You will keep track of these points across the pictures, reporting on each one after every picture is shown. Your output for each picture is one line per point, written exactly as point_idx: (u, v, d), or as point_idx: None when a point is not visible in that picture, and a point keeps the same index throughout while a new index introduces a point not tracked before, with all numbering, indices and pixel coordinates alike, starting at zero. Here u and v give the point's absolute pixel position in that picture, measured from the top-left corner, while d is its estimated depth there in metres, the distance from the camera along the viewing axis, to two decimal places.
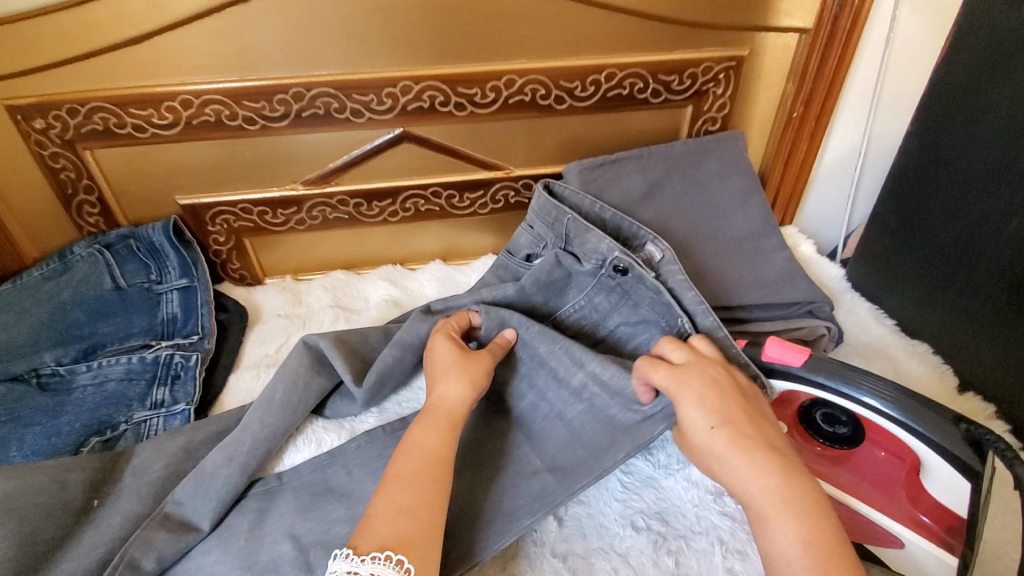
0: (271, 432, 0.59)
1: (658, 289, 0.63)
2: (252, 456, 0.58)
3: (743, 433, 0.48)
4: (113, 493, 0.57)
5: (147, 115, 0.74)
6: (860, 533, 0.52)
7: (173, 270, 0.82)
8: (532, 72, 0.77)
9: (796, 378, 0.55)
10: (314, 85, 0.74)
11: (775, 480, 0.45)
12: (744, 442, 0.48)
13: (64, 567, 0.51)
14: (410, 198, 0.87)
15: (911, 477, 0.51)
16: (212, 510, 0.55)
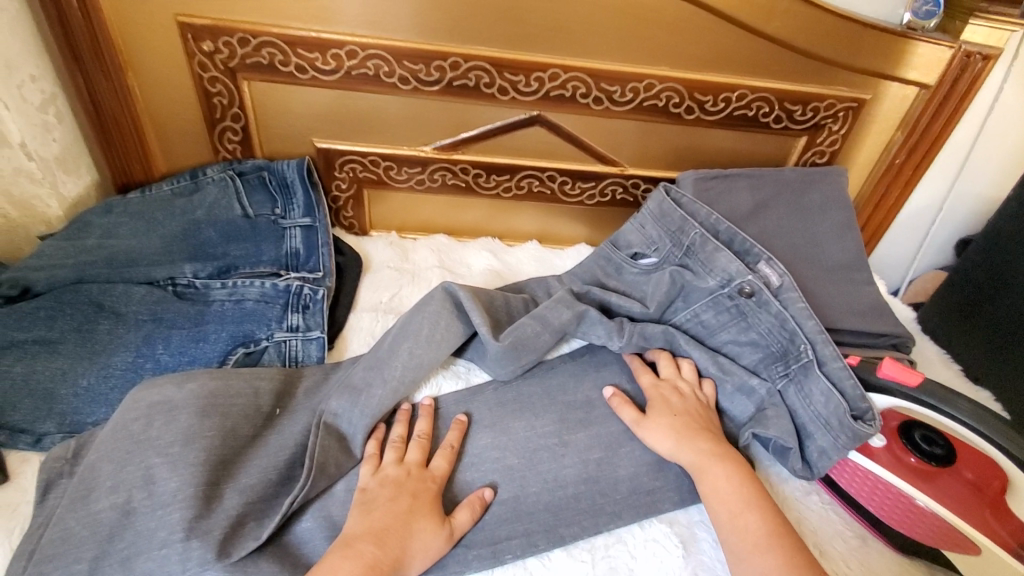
0: (418, 363, 0.66)
1: (783, 316, 0.68)
2: (403, 383, 0.64)
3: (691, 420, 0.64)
4: (292, 407, 0.62)
5: (311, 58, 0.78)
6: (942, 540, 0.57)
7: (298, 208, 0.86)
8: (672, 80, 0.82)
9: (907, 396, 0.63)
10: (471, 58, 0.79)
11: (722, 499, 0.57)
12: (693, 428, 0.63)
13: (259, 463, 0.56)
14: (526, 178, 0.92)
15: (999, 500, 0.58)
16: (367, 424, 0.61)
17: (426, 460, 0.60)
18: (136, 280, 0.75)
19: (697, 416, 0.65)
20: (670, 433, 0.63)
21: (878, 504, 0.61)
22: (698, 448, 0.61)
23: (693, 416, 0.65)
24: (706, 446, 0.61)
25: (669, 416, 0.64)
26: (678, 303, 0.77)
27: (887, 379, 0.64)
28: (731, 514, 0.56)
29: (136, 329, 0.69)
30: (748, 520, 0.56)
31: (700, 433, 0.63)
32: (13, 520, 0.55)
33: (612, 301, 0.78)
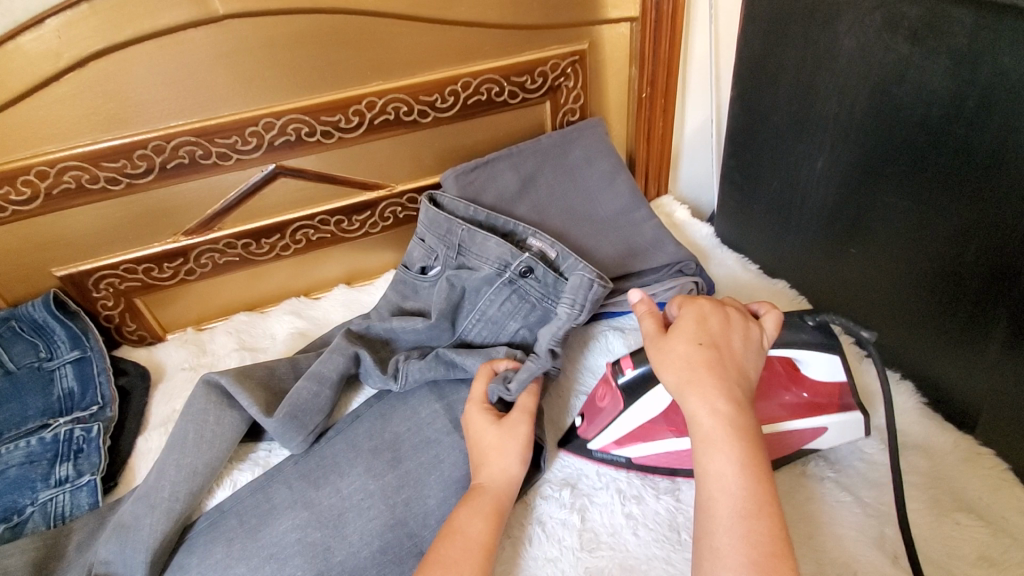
0: (190, 472, 0.62)
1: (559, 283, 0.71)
2: (177, 500, 0.60)
3: (723, 359, 0.49)
4: (58, 571, 0.58)
5: (2, 194, 0.72)
6: (798, 441, 0.61)
7: (63, 343, 0.80)
8: (391, 92, 0.80)
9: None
10: (173, 136, 0.74)
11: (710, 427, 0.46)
12: (724, 366, 0.49)
13: None
14: (300, 230, 0.88)
15: (790, 371, 0.61)
16: (143, 558, 0.57)
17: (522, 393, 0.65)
18: None
19: (734, 345, 0.51)
20: (691, 374, 0.48)
21: None
22: (712, 395, 0.47)
23: (734, 353, 0.51)
24: (727, 394, 0.47)
25: (690, 344, 0.50)
26: (466, 307, 0.76)
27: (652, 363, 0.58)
28: (720, 475, 0.44)
29: None
30: (740, 478, 0.44)
31: (727, 374, 0.48)
32: None
33: (398, 329, 0.76)
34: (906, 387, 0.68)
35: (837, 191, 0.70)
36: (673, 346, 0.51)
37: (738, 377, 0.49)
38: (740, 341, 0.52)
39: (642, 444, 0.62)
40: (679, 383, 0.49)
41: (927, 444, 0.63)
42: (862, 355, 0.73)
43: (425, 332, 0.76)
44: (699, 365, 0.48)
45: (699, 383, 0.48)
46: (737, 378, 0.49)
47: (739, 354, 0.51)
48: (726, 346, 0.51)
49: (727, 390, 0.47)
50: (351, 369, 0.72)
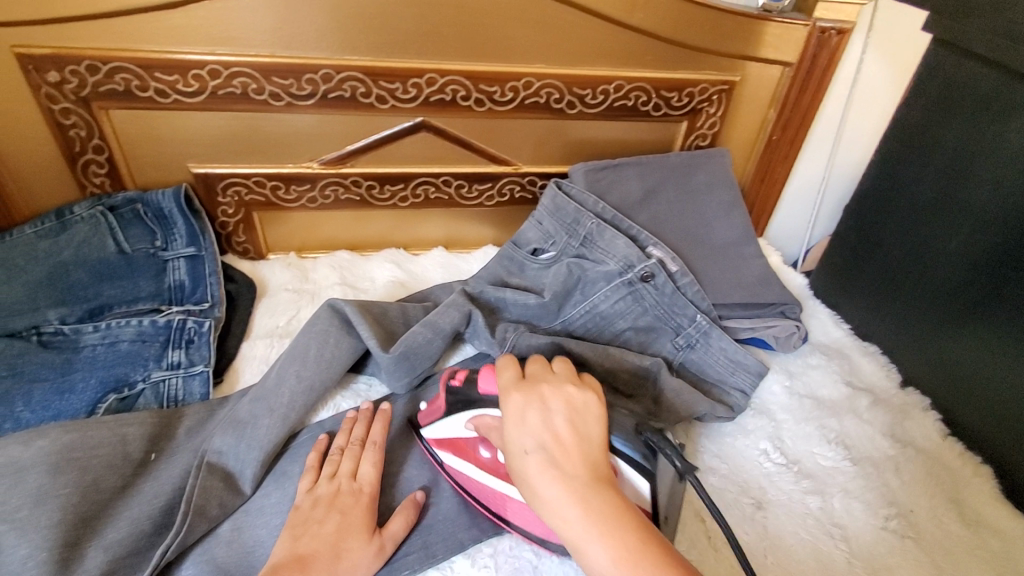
0: (308, 386, 0.64)
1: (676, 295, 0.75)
2: (292, 410, 0.62)
3: (554, 460, 0.49)
4: (169, 450, 0.60)
5: (172, 81, 0.74)
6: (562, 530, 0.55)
7: (180, 238, 0.81)
8: (549, 77, 0.83)
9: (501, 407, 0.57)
10: (343, 69, 0.77)
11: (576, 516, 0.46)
12: (551, 470, 0.48)
13: (128, 515, 0.54)
14: (421, 185, 0.90)
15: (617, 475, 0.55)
16: (257, 456, 0.59)
17: (357, 469, 0.59)
18: None
19: (531, 418, 0.52)
20: (540, 491, 0.48)
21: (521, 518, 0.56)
22: (549, 499, 0.47)
23: (557, 439, 0.50)
24: (568, 497, 0.47)
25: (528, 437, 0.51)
26: (577, 296, 0.78)
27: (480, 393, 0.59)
28: (601, 571, 0.44)
29: None
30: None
31: (564, 474, 0.48)
32: None
33: (510, 302, 0.78)
34: (986, 472, 0.70)
35: (961, 273, 0.74)
36: (513, 447, 0.51)
37: (569, 467, 0.49)
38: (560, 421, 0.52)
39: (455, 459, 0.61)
40: (535, 504, 0.49)
41: (1001, 528, 0.65)
42: (944, 432, 0.75)
43: (533, 312, 0.77)
44: (539, 483, 0.48)
45: (534, 475, 0.49)
46: (558, 459, 0.49)
47: (579, 436, 0.51)
48: (553, 441, 0.50)
49: (559, 489, 0.47)
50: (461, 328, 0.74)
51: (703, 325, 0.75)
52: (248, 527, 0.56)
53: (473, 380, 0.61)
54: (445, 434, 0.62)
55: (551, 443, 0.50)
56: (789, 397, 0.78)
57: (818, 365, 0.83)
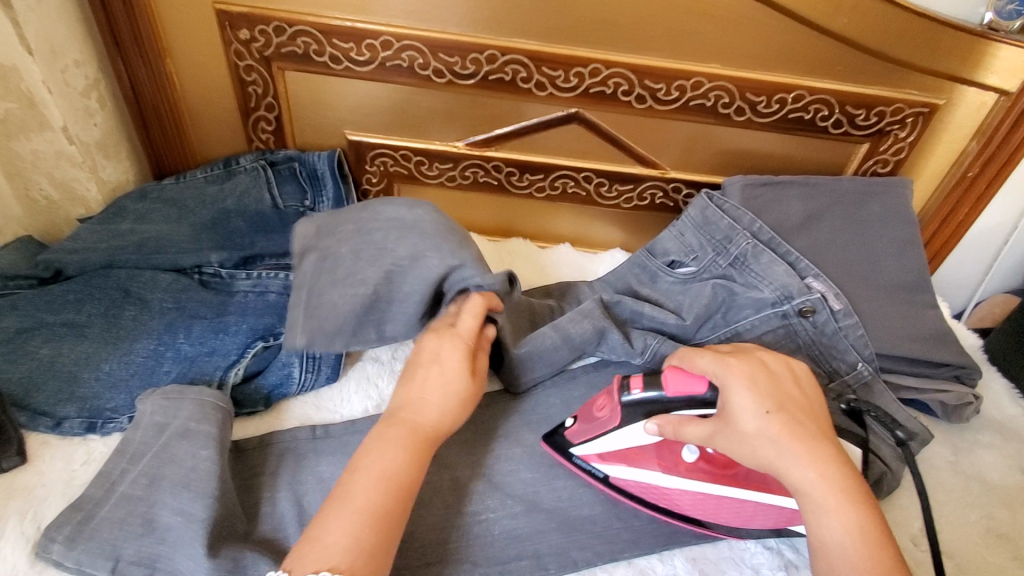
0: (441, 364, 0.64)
1: (836, 335, 0.69)
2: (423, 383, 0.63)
3: (797, 423, 0.49)
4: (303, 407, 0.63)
5: (346, 49, 0.76)
6: (757, 517, 0.55)
7: (327, 201, 0.84)
8: (721, 79, 0.76)
9: (693, 405, 0.54)
10: (509, 51, 0.75)
11: (813, 473, 0.47)
12: (799, 432, 0.49)
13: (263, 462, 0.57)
14: (561, 178, 0.87)
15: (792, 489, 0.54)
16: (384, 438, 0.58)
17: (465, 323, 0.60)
18: (162, 267, 0.74)
19: (800, 402, 0.51)
20: (776, 453, 0.48)
21: (701, 512, 0.56)
22: (826, 467, 0.47)
23: (798, 408, 0.51)
24: (813, 461, 0.48)
25: (755, 406, 0.49)
26: (718, 319, 0.73)
27: (660, 391, 0.54)
28: (837, 539, 0.45)
29: (159, 316, 0.67)
30: (858, 546, 0.45)
31: (819, 441, 0.49)
32: (24, 505, 0.53)
33: (646, 313, 0.73)
34: None
35: None
36: (740, 412, 0.50)
37: (817, 434, 0.49)
38: (796, 390, 0.52)
39: (625, 466, 0.58)
40: (774, 466, 0.48)
41: None
42: None
43: (667, 329, 0.73)
44: (782, 445, 0.48)
45: (786, 446, 0.48)
46: (824, 432, 0.50)
47: (816, 410, 0.51)
48: (791, 409, 0.50)
49: (819, 455, 0.48)
50: (591, 341, 0.70)
51: (865, 376, 0.68)
52: None
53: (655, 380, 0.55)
54: (606, 445, 0.58)
55: (797, 413, 0.50)
56: (954, 475, 0.68)
57: (987, 444, 0.71)
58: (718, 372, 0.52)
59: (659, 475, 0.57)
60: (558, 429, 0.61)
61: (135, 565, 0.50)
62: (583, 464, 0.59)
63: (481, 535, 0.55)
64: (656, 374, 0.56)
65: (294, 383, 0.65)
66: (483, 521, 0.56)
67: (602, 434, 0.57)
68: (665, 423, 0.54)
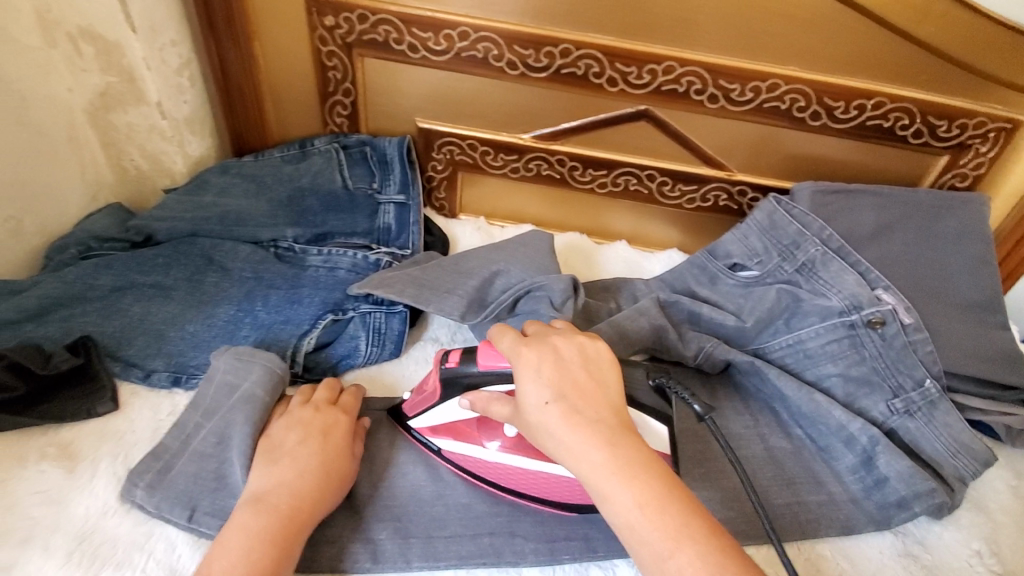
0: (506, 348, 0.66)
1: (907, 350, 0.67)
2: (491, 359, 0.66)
3: (578, 408, 0.46)
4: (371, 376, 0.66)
5: (425, 38, 0.78)
6: None
7: (394, 184, 0.86)
8: (799, 82, 0.75)
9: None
10: (583, 46, 0.76)
11: (597, 456, 0.44)
12: (577, 418, 0.45)
13: None
14: (623, 175, 0.87)
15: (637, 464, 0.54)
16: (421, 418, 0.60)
17: (332, 397, 0.60)
18: (243, 239, 0.78)
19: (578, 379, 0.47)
20: (557, 443, 0.45)
21: (569, 496, 0.56)
22: (613, 455, 0.44)
23: (578, 390, 0.47)
24: (589, 445, 0.44)
25: (535, 387, 0.47)
26: (778, 326, 0.72)
27: (472, 365, 0.54)
28: (626, 523, 0.42)
29: (239, 285, 0.71)
30: (647, 521, 0.42)
31: (586, 419, 0.45)
32: (117, 447, 0.57)
33: (705, 313, 0.73)
34: None
35: None
36: (529, 404, 0.47)
37: (610, 425, 0.45)
38: (589, 380, 0.48)
39: (453, 440, 0.58)
40: (554, 452, 0.46)
41: None
42: None
43: (725, 331, 0.72)
44: (552, 430, 0.45)
45: (565, 432, 0.45)
46: (604, 411, 0.46)
47: (594, 383, 0.48)
48: (572, 390, 0.47)
49: (574, 435, 0.45)
50: (648, 341, 0.69)
51: (932, 394, 0.66)
52: (423, 465, 0.59)
53: (472, 355, 0.55)
54: (438, 418, 0.59)
55: (577, 396, 0.47)
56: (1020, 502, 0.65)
57: None
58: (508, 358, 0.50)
59: (538, 462, 0.56)
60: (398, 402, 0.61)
61: (211, 517, 0.52)
62: (420, 435, 0.60)
63: (534, 516, 0.57)
64: (472, 348, 0.55)
65: (360, 355, 0.68)
66: (536, 504, 0.57)
67: (430, 407, 0.58)
68: (476, 400, 0.53)
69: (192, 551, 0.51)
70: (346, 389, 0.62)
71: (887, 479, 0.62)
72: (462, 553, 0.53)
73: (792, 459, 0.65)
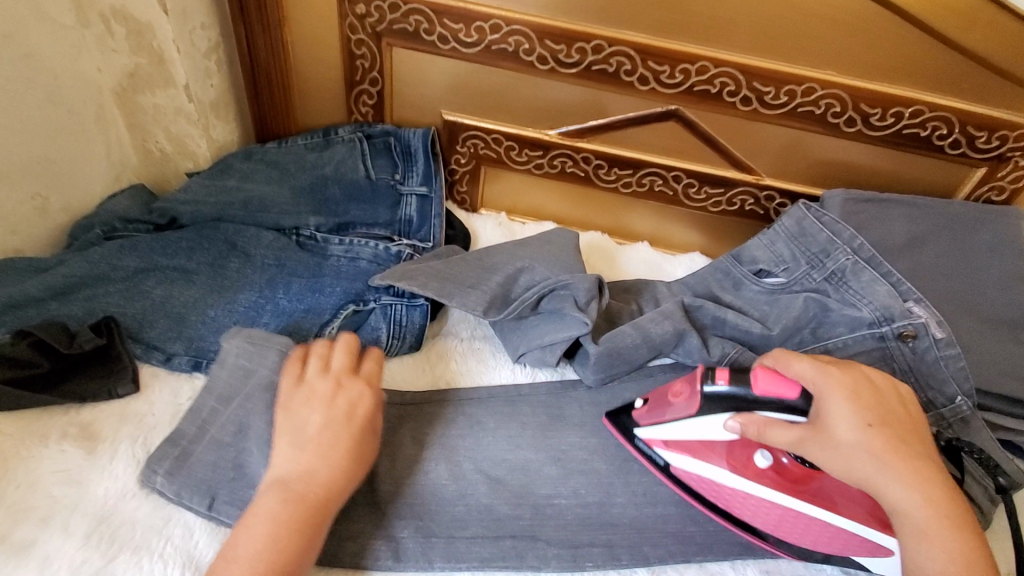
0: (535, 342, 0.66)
1: (938, 365, 0.66)
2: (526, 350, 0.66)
3: (899, 441, 0.49)
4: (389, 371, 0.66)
5: (456, 30, 0.77)
6: (826, 540, 0.54)
7: (417, 176, 0.86)
8: (836, 87, 0.74)
9: (783, 409, 0.52)
10: (617, 43, 0.75)
11: (900, 482, 0.48)
12: (900, 451, 0.49)
13: None
14: (649, 175, 0.86)
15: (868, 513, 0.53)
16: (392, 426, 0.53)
17: (354, 362, 0.58)
18: (266, 226, 0.78)
19: (879, 411, 0.51)
20: (877, 467, 0.48)
21: (762, 521, 0.56)
22: (895, 475, 0.48)
23: (901, 427, 0.51)
24: (917, 487, 0.48)
25: (851, 416, 0.49)
26: (805, 334, 0.71)
27: (746, 389, 0.52)
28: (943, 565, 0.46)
29: (261, 271, 0.71)
30: (933, 548, 0.47)
31: (911, 456, 0.49)
32: (137, 430, 0.57)
33: (730, 319, 0.71)
34: None
35: None
36: (841, 430, 0.49)
37: (922, 455, 0.50)
38: (898, 405, 0.52)
39: (686, 457, 0.57)
40: (842, 473, 0.50)
41: None
42: None
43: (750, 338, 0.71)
44: (861, 453, 0.49)
45: (892, 468, 0.48)
46: (914, 444, 0.50)
47: (875, 402, 0.51)
48: (881, 421, 0.50)
49: (915, 469, 0.49)
50: (669, 345, 0.68)
51: (963, 411, 0.65)
52: (442, 461, 0.59)
53: (742, 377, 0.53)
54: (673, 433, 0.58)
55: (898, 432, 0.50)
56: None
57: None
58: (814, 380, 0.51)
59: (726, 474, 0.56)
60: (625, 410, 0.62)
61: (229, 505, 0.52)
62: (644, 447, 0.60)
63: (554, 519, 0.56)
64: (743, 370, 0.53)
65: (380, 346, 0.67)
66: (557, 505, 0.57)
67: (676, 421, 0.57)
68: (748, 423, 0.53)
69: (210, 538, 0.51)
70: (366, 353, 0.60)
71: None
72: (485, 552, 0.53)
73: None
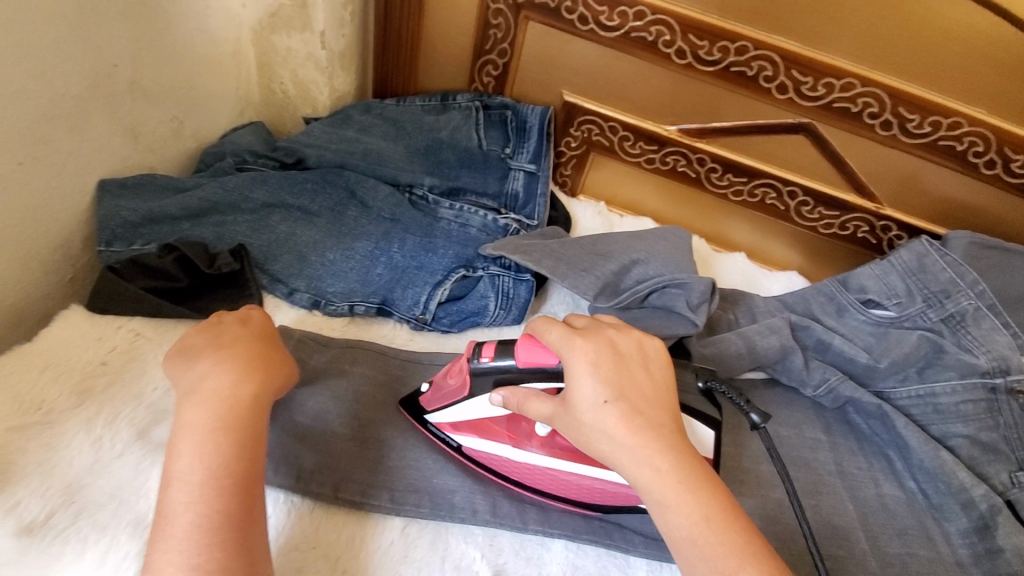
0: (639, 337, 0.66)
1: None
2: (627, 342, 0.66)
3: (638, 411, 0.44)
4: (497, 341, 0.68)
5: (598, 12, 0.77)
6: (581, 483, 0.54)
7: (526, 153, 0.86)
8: (985, 124, 0.70)
9: (547, 380, 0.49)
10: (763, 47, 0.73)
11: (658, 463, 0.42)
12: (639, 422, 0.43)
13: None
14: (762, 186, 0.85)
15: None
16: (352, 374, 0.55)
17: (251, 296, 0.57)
18: (382, 179, 0.80)
19: (610, 368, 0.46)
20: (612, 447, 0.43)
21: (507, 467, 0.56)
22: (654, 455, 0.43)
23: (642, 395, 0.45)
24: (654, 451, 0.43)
25: (587, 381, 0.45)
26: (909, 373, 0.69)
27: (512, 360, 0.50)
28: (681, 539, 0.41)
29: (376, 224, 0.73)
30: (704, 540, 0.40)
31: (650, 425, 0.44)
32: None
33: (835, 344, 0.70)
34: None
35: None
36: (581, 403, 0.45)
37: (658, 423, 0.44)
38: (647, 373, 0.47)
39: (479, 439, 0.56)
40: (607, 457, 0.44)
41: None
42: None
43: (851, 365, 0.70)
44: (624, 438, 0.43)
45: (617, 434, 0.43)
46: (664, 418, 0.45)
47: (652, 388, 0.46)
48: (628, 391, 0.45)
49: (654, 445, 0.43)
50: (771, 360, 0.68)
51: None
52: None
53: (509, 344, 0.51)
54: (457, 414, 0.55)
55: (647, 406, 0.45)
56: None
57: None
58: (562, 350, 0.47)
59: (512, 449, 0.55)
60: (414, 395, 0.58)
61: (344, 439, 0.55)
62: (436, 431, 0.57)
63: None
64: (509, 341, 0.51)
65: (487, 315, 0.69)
66: None
67: (453, 403, 0.55)
68: (511, 396, 0.50)
69: (321, 464, 0.54)
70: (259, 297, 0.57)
71: (1001, 551, 0.58)
72: (572, 528, 0.54)
73: (902, 508, 0.63)
